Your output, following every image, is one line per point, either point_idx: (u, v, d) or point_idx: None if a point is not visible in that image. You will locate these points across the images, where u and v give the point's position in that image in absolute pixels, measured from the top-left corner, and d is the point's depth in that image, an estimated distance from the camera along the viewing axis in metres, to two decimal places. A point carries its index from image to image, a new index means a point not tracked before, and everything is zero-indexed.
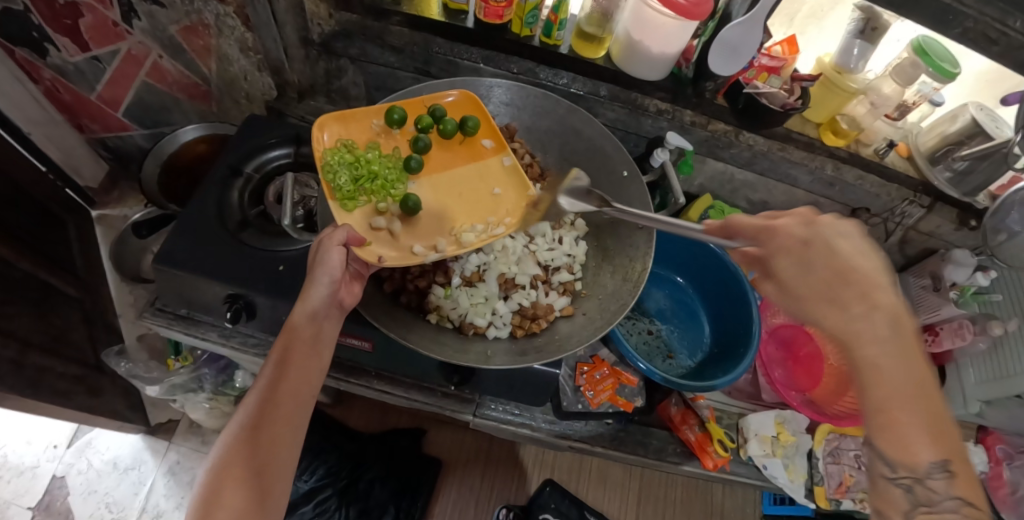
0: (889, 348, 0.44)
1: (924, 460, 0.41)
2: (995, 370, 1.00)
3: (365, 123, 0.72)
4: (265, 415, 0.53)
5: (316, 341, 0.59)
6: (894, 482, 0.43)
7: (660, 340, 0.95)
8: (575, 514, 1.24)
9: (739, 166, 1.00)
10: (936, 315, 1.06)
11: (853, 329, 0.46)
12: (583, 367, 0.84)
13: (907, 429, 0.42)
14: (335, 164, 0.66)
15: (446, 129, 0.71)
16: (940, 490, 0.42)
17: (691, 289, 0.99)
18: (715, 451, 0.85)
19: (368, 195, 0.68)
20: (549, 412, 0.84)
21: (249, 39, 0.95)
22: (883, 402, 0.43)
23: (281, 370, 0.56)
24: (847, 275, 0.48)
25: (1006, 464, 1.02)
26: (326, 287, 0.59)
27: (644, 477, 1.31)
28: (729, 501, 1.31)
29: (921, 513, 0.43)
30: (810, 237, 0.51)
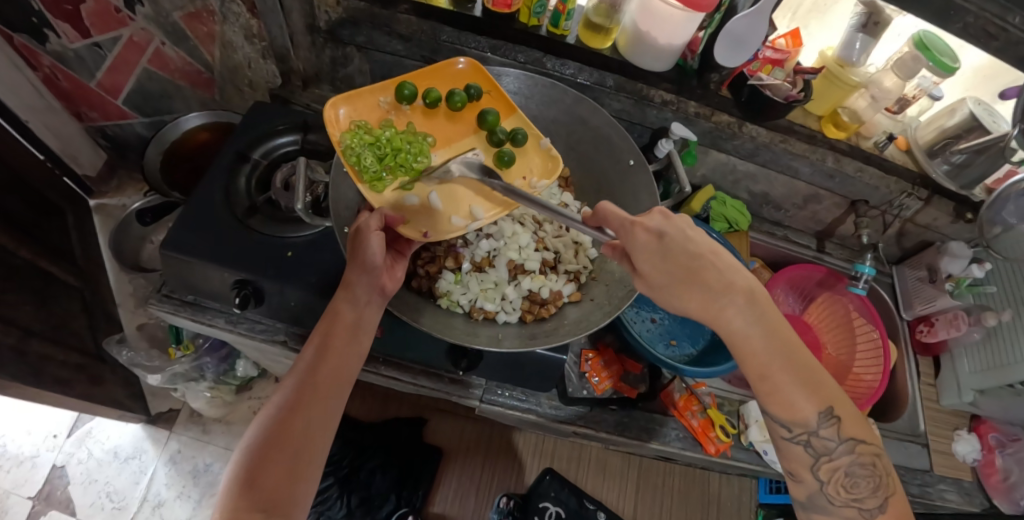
0: (748, 320, 0.55)
1: (809, 414, 0.55)
2: (988, 360, 1.03)
3: (373, 102, 0.71)
4: (304, 399, 0.55)
5: (356, 328, 0.60)
6: (793, 440, 0.57)
7: (661, 328, 0.96)
8: (574, 502, 1.26)
9: (741, 157, 1.01)
10: (931, 306, 1.08)
11: (719, 312, 0.55)
12: (588, 354, 0.86)
13: (786, 393, 0.55)
14: (356, 147, 0.65)
15: (457, 102, 0.71)
16: (831, 436, 0.56)
17: None
18: (717, 437, 0.87)
19: (395, 173, 0.68)
20: (554, 398, 0.84)
21: (253, 26, 0.95)
22: (763, 373, 0.55)
23: (321, 355, 0.58)
24: (702, 267, 0.55)
25: (999, 452, 1.04)
26: (365, 275, 0.59)
27: (643, 466, 1.32)
28: (726, 490, 1.33)
29: (823, 461, 0.56)
30: (665, 231, 0.56)
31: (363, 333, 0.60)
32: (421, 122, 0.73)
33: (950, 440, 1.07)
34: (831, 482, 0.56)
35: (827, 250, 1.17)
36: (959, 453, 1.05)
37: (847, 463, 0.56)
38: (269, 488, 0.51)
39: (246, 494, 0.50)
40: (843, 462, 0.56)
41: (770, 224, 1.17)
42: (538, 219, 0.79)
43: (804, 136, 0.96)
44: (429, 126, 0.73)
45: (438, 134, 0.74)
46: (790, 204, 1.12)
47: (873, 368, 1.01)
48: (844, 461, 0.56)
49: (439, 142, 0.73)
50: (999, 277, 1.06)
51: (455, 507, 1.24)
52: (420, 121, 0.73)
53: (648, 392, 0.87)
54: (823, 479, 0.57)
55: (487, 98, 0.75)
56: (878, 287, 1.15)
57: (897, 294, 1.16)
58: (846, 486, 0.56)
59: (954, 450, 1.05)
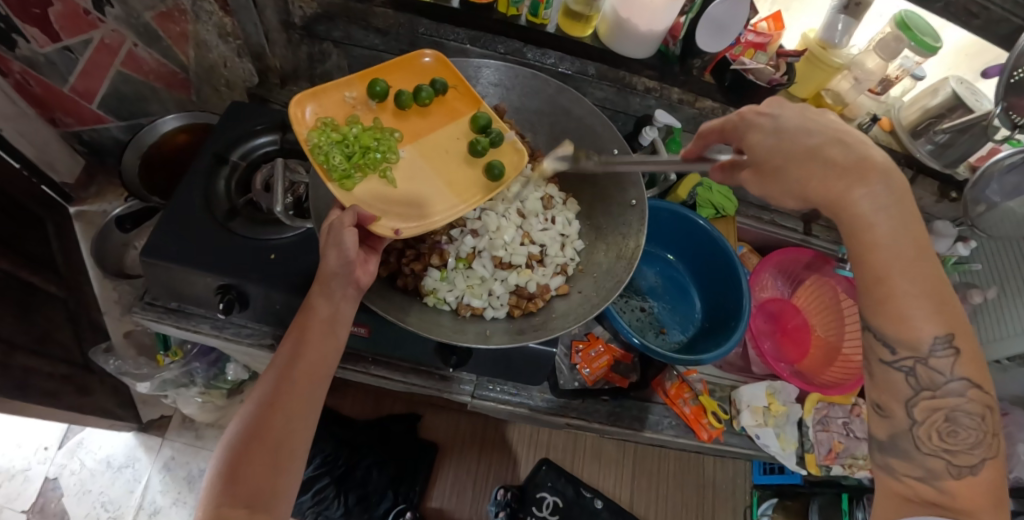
0: (882, 206, 0.44)
1: (926, 336, 0.43)
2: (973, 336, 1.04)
3: (339, 98, 0.70)
4: (284, 393, 0.55)
5: (333, 321, 0.59)
6: (895, 366, 0.45)
7: (652, 316, 0.96)
8: (571, 491, 1.26)
9: None
10: None
11: (840, 192, 0.45)
12: (579, 345, 0.86)
13: (903, 305, 0.43)
14: (324, 145, 0.64)
15: (424, 98, 0.71)
16: (943, 369, 0.43)
17: (681, 266, 1.00)
18: (709, 423, 0.88)
19: (364, 171, 0.66)
20: (546, 391, 0.84)
21: (227, 24, 0.94)
22: (880, 272, 0.43)
23: (299, 348, 0.57)
24: (824, 144, 0.46)
25: None
26: (339, 267, 0.59)
27: (638, 453, 1.33)
28: (721, 472, 1.35)
29: (923, 397, 0.45)
30: (782, 116, 0.50)
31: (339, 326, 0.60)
32: (388, 118, 0.72)
33: None
34: (926, 424, 0.45)
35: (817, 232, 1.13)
36: None
37: (954, 405, 0.44)
38: (253, 484, 0.50)
39: (229, 491, 0.49)
40: (951, 402, 0.44)
41: (757, 209, 1.13)
42: (523, 212, 0.77)
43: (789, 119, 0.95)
44: (398, 122, 0.72)
45: (406, 129, 0.72)
46: None
47: None
48: (952, 401, 0.44)
49: (408, 138, 0.72)
50: (984, 254, 1.07)
51: (452, 502, 1.24)
52: (388, 117, 0.72)
53: (640, 382, 0.87)
54: (917, 419, 0.45)
55: (454, 93, 0.75)
56: None
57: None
58: (941, 433, 0.44)
59: None
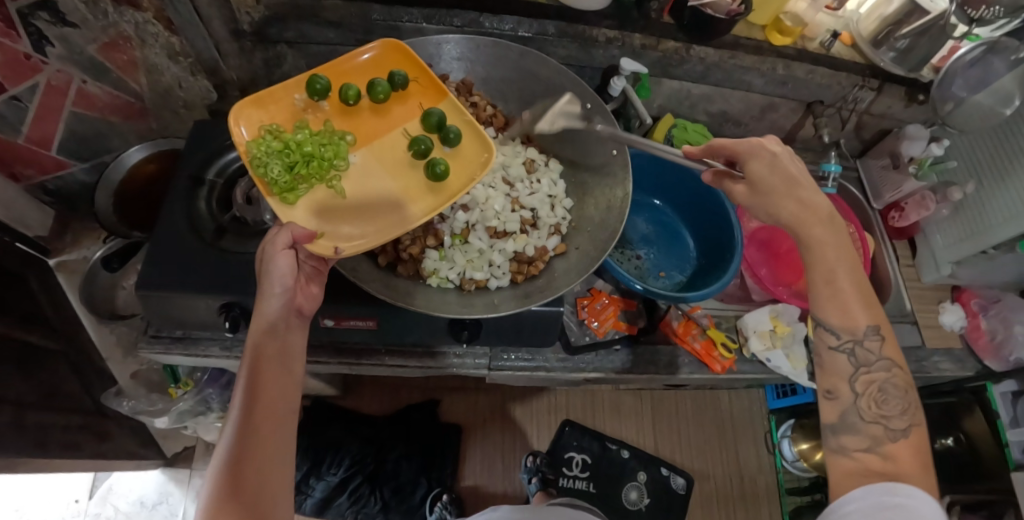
0: (829, 235, 0.57)
1: (860, 323, 0.56)
2: (962, 231, 1.04)
3: (287, 100, 0.69)
4: (250, 440, 0.50)
5: (286, 354, 0.58)
6: (839, 349, 0.57)
7: (648, 263, 0.97)
8: (597, 445, 1.30)
9: (694, 81, 1.00)
10: (899, 192, 1.10)
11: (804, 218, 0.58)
12: (583, 301, 0.87)
13: (844, 298, 0.56)
14: (263, 156, 0.62)
15: (378, 94, 0.69)
16: (873, 349, 0.56)
17: (669, 209, 1.02)
18: (721, 354, 0.90)
19: (308, 182, 0.64)
20: (559, 350, 0.85)
21: (175, 43, 0.93)
22: (828, 274, 0.57)
23: (253, 392, 0.53)
24: (797, 187, 0.60)
25: (983, 315, 1.05)
26: (280, 297, 0.60)
27: (655, 399, 1.37)
28: (737, 404, 1.39)
29: (862, 373, 0.56)
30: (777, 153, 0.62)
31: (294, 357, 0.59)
32: (340, 120, 0.71)
33: (936, 313, 1.07)
34: (864, 395, 0.56)
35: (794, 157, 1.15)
36: (945, 323, 1.05)
37: (882, 378, 0.56)
38: None
39: None
40: (879, 376, 0.56)
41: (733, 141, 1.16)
42: (508, 180, 0.78)
43: (750, 47, 0.94)
44: (350, 124, 0.71)
45: (358, 131, 0.71)
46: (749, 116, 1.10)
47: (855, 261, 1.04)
48: (880, 375, 0.56)
49: (360, 141, 0.71)
50: (958, 150, 1.09)
51: (485, 478, 1.27)
52: (338, 119, 0.71)
53: (649, 326, 0.87)
54: (858, 392, 0.56)
55: (414, 86, 0.74)
56: (846, 182, 1.15)
57: (865, 187, 1.17)
58: (877, 401, 0.55)
59: (941, 321, 1.05)
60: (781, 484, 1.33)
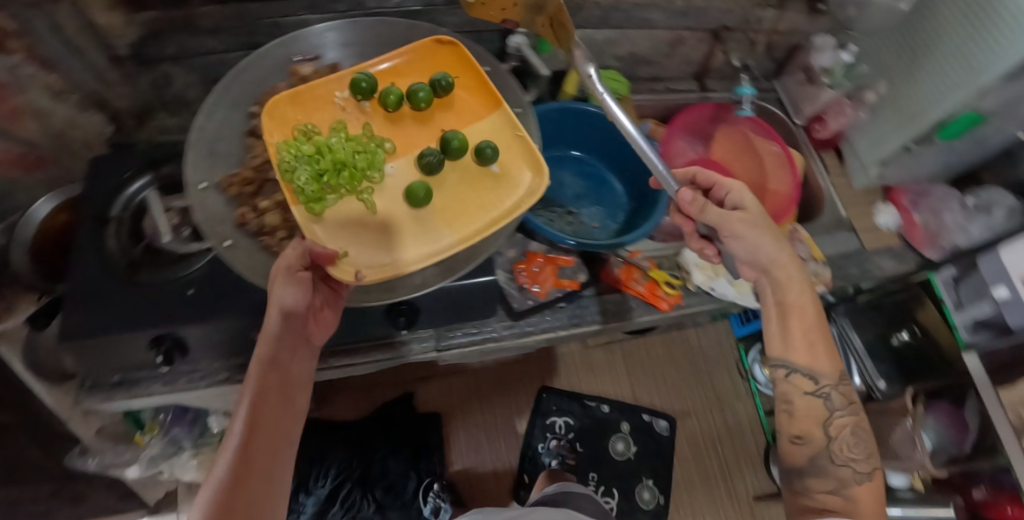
0: (805, 296, 0.70)
1: (832, 370, 0.69)
2: (880, 133, 1.04)
3: (327, 98, 0.70)
4: (247, 470, 0.55)
5: (288, 385, 0.62)
6: (814, 393, 0.70)
7: (582, 217, 0.97)
8: (576, 406, 1.31)
9: (595, 28, 0.97)
10: (817, 103, 1.10)
11: (789, 273, 0.69)
12: (520, 266, 0.86)
13: (819, 348, 0.70)
14: (293, 161, 0.61)
15: (421, 98, 0.70)
16: (841, 395, 0.70)
17: (593, 159, 1.02)
18: (665, 292, 0.92)
19: (336, 192, 0.63)
20: (504, 318, 0.85)
21: (54, 80, 0.79)
22: (808, 330, 0.70)
23: (256, 420, 0.56)
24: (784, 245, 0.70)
25: (915, 209, 1.07)
26: (280, 323, 0.58)
27: (626, 350, 1.39)
28: (705, 339, 1.43)
29: (833, 417, 0.70)
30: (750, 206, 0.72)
31: (296, 390, 0.64)
32: (380, 124, 0.71)
33: (872, 215, 1.09)
34: (836, 438, 0.70)
35: (712, 87, 1.15)
36: (881, 223, 1.08)
37: (848, 422, 0.70)
38: None
39: None
40: (847, 421, 0.70)
41: (648, 81, 1.12)
42: None
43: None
44: (390, 130, 0.71)
45: (399, 137, 0.71)
46: (659, 55, 1.07)
47: (785, 178, 1.06)
48: (847, 420, 0.70)
49: (399, 150, 0.70)
50: (870, 54, 1.05)
51: (474, 460, 1.26)
52: (379, 124, 0.71)
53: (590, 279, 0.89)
54: (830, 435, 0.70)
55: (463, 93, 0.74)
56: (765, 104, 1.15)
57: (786, 103, 1.16)
58: (847, 446, 0.69)
59: (877, 222, 1.08)
60: (760, 408, 1.36)
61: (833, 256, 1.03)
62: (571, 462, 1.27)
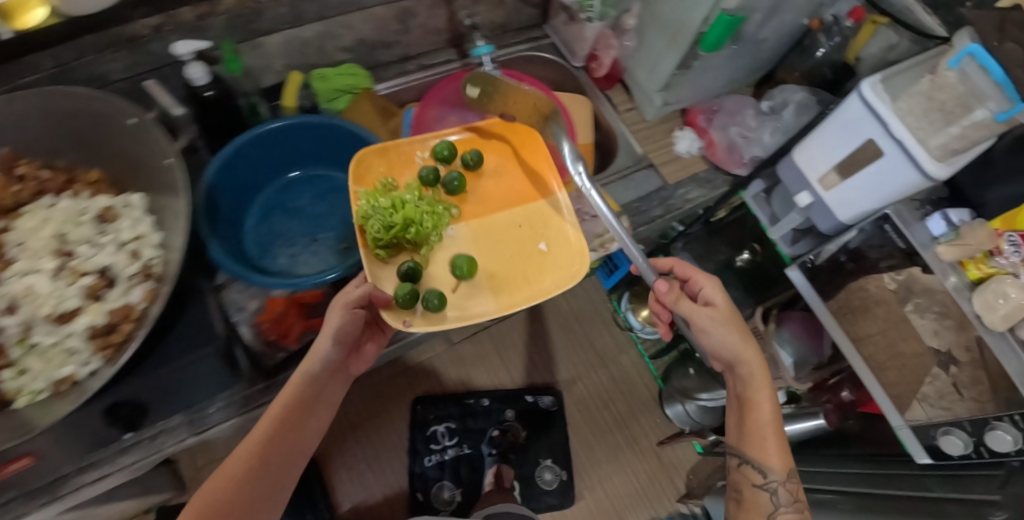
0: (765, 392, 0.71)
1: (778, 462, 0.68)
2: (650, 58, 0.95)
3: (408, 156, 0.78)
4: (254, 476, 0.61)
5: (314, 407, 0.67)
6: (763, 487, 0.68)
7: (328, 243, 0.84)
8: (455, 407, 1.26)
9: (293, 27, 0.84)
10: (584, 41, 1.00)
11: (746, 360, 0.73)
12: (260, 320, 0.77)
13: (766, 439, 0.70)
14: (369, 209, 0.67)
15: (454, 186, 0.74)
16: (786, 491, 0.68)
17: (334, 172, 0.89)
18: None
19: (401, 242, 0.69)
20: (255, 380, 0.76)
21: None
22: (759, 425, 0.71)
23: (273, 434, 0.63)
24: (742, 338, 0.73)
25: (712, 127, 0.99)
26: (326, 346, 0.67)
27: (494, 334, 1.34)
28: (574, 300, 1.39)
29: (778, 513, 0.67)
30: (716, 302, 0.76)
31: (316, 409, 0.68)
32: (445, 195, 0.77)
33: (671, 144, 1.02)
34: None
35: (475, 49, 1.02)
36: (681, 152, 1.00)
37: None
38: None
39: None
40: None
41: (398, 64, 1.01)
42: (66, 247, 0.68)
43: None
44: (457, 200, 0.77)
45: (466, 207, 0.77)
46: (394, 34, 0.94)
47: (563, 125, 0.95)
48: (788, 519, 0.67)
49: (466, 215, 0.76)
50: None
51: (363, 495, 1.19)
52: (444, 195, 0.77)
53: None
54: None
55: (518, 167, 0.80)
56: (535, 52, 1.05)
57: (561, 47, 1.06)
58: None
59: (676, 151, 1.01)
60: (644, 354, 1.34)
61: (631, 202, 0.95)
62: (512, 456, 1.26)
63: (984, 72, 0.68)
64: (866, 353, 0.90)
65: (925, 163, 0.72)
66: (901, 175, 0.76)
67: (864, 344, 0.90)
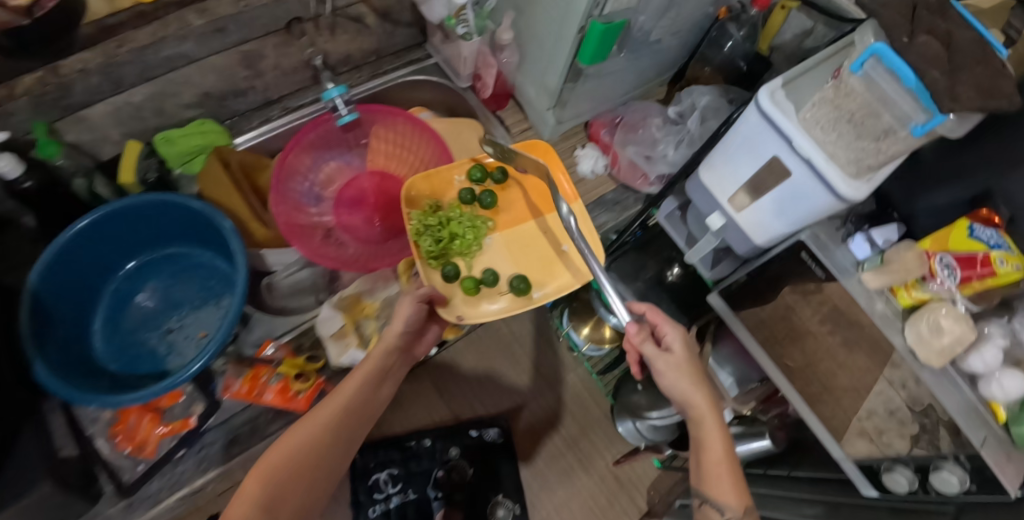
0: (718, 429, 0.64)
1: (736, 502, 0.59)
2: (535, 72, 0.86)
3: (448, 179, 0.83)
4: (342, 424, 0.64)
5: (381, 376, 0.69)
6: None
7: (185, 328, 0.78)
8: (399, 452, 1.18)
9: (116, 93, 0.74)
10: (464, 62, 0.90)
11: (698, 398, 0.66)
12: (114, 431, 0.71)
13: (719, 475, 0.61)
14: (421, 226, 0.76)
15: (486, 201, 0.80)
16: None
17: (182, 247, 0.82)
18: (300, 388, 0.74)
19: (451, 252, 0.78)
20: (117, 499, 0.69)
21: None
22: (714, 466, 0.62)
23: (351, 398, 0.65)
24: (688, 376, 0.67)
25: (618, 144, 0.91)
26: (397, 328, 0.70)
27: (433, 369, 1.27)
28: (513, 324, 1.33)
29: None
30: (675, 348, 0.70)
31: (386, 380, 0.71)
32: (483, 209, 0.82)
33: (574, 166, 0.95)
34: None
35: (347, 84, 0.93)
36: (585, 173, 0.93)
37: None
38: (295, 487, 0.57)
39: (299, 477, 0.58)
40: None
41: (259, 110, 0.92)
42: None
43: (129, 24, 0.69)
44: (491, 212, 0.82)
45: (500, 218, 0.82)
46: (243, 81, 0.85)
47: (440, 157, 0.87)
48: None
49: (500, 226, 0.82)
50: None
51: None
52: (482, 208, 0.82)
53: (208, 408, 0.74)
54: None
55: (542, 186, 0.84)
56: (416, 77, 0.96)
57: (445, 67, 0.96)
58: None
59: (581, 173, 0.94)
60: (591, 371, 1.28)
61: None
62: (455, 498, 1.15)
63: (893, 77, 0.53)
64: (796, 387, 0.76)
65: (836, 184, 0.58)
66: (811, 195, 0.63)
67: (799, 378, 0.76)
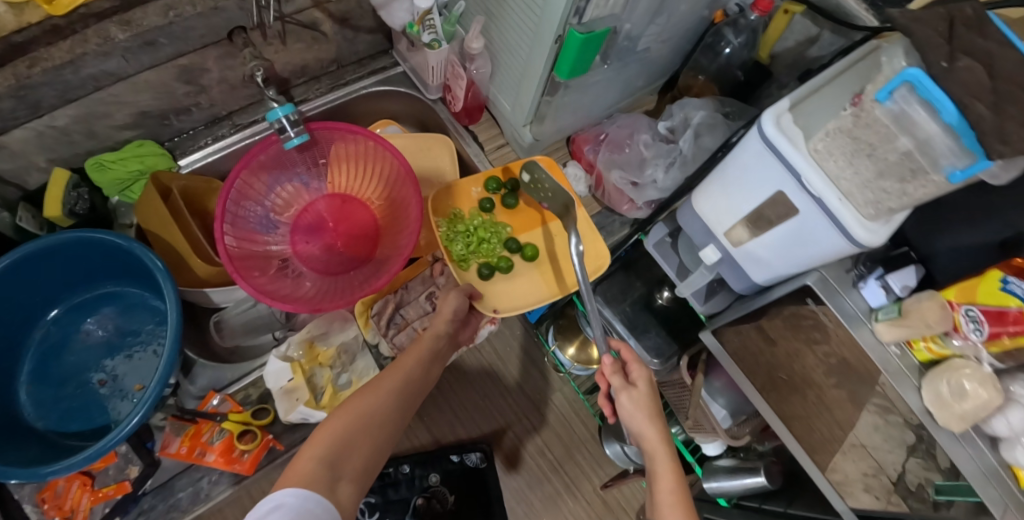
0: (672, 470, 0.57)
1: None
2: (510, 85, 0.78)
3: (466, 191, 0.84)
4: (403, 400, 0.65)
5: (435, 359, 0.71)
6: None
7: (123, 372, 0.78)
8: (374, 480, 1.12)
9: (37, 118, 0.65)
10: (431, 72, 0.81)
11: (657, 435, 0.60)
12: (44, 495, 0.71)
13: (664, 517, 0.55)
14: (449, 234, 0.79)
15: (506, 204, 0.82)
16: None
17: (118, 286, 0.81)
18: (242, 451, 0.77)
19: (478, 256, 0.80)
20: None
21: None
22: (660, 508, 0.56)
23: (410, 370, 0.67)
24: (648, 417, 0.61)
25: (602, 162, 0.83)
26: (453, 308, 0.74)
27: None
28: (496, 341, 1.25)
29: None
30: (637, 383, 0.63)
31: (439, 363, 0.72)
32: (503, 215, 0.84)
33: None
34: None
35: (303, 97, 0.86)
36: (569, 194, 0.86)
37: None
38: (356, 456, 0.57)
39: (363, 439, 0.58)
40: None
41: (208, 127, 0.84)
42: None
43: (42, 40, 0.59)
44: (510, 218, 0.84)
45: (517, 222, 0.84)
46: (186, 97, 0.76)
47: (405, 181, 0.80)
48: None
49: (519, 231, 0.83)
50: None
51: None
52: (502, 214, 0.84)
53: (145, 469, 0.75)
54: None
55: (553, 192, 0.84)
56: (384, 88, 0.89)
57: (411, 76, 0.89)
58: None
59: None
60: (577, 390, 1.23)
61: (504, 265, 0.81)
62: None
63: (930, 109, 0.41)
64: (795, 435, 0.67)
65: (851, 228, 0.50)
66: (824, 236, 0.54)
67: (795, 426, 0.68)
